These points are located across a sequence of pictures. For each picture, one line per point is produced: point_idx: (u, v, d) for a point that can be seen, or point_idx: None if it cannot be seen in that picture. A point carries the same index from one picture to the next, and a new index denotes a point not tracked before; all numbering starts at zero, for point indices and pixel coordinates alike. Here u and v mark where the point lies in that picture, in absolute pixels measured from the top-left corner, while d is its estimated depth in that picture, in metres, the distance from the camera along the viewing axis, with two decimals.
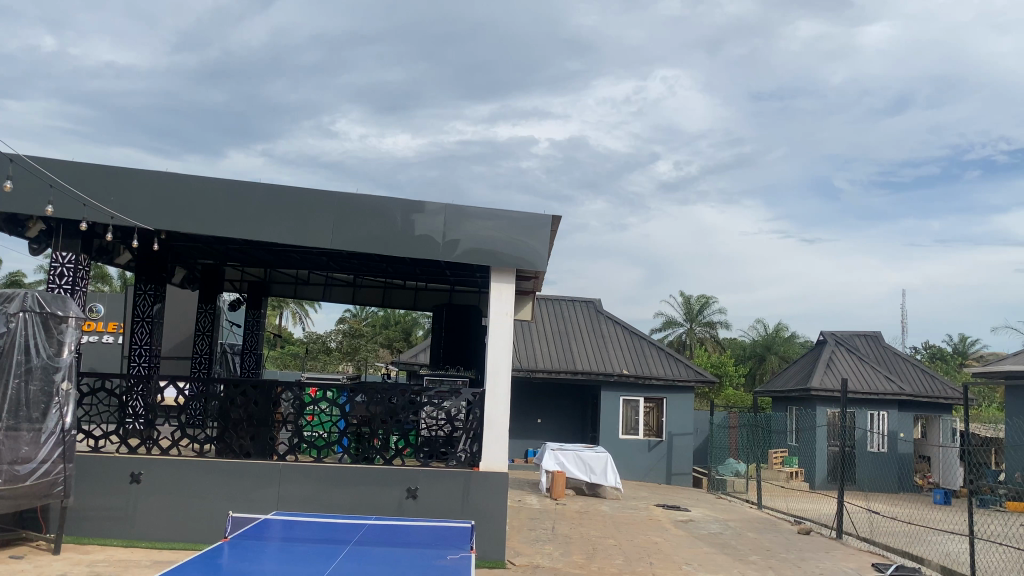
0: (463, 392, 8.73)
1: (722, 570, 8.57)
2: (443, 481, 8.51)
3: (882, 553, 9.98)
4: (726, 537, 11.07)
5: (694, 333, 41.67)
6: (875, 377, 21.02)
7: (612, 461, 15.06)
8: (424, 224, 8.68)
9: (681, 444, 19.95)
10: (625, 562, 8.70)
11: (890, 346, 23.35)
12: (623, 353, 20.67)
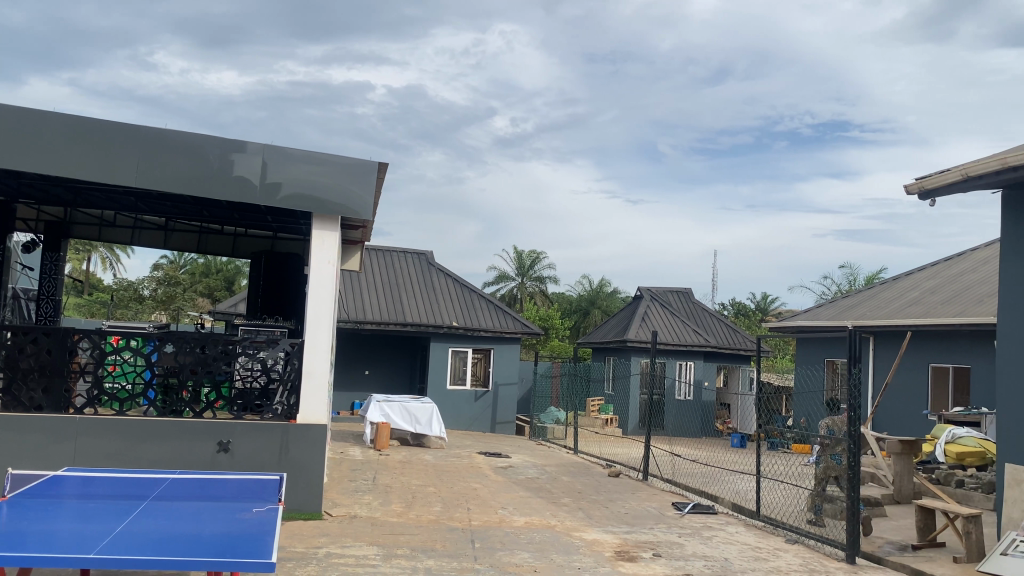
0: (280, 343, 8.44)
1: (537, 514, 8.91)
2: (259, 434, 8.24)
3: (681, 493, 10.77)
4: (542, 481, 11.53)
5: (525, 287, 42.66)
6: (683, 330, 22.45)
7: (436, 411, 15.17)
8: (242, 165, 8.25)
9: (505, 393, 20.51)
10: (443, 509, 8.86)
11: (700, 302, 24.96)
12: (452, 305, 20.79)
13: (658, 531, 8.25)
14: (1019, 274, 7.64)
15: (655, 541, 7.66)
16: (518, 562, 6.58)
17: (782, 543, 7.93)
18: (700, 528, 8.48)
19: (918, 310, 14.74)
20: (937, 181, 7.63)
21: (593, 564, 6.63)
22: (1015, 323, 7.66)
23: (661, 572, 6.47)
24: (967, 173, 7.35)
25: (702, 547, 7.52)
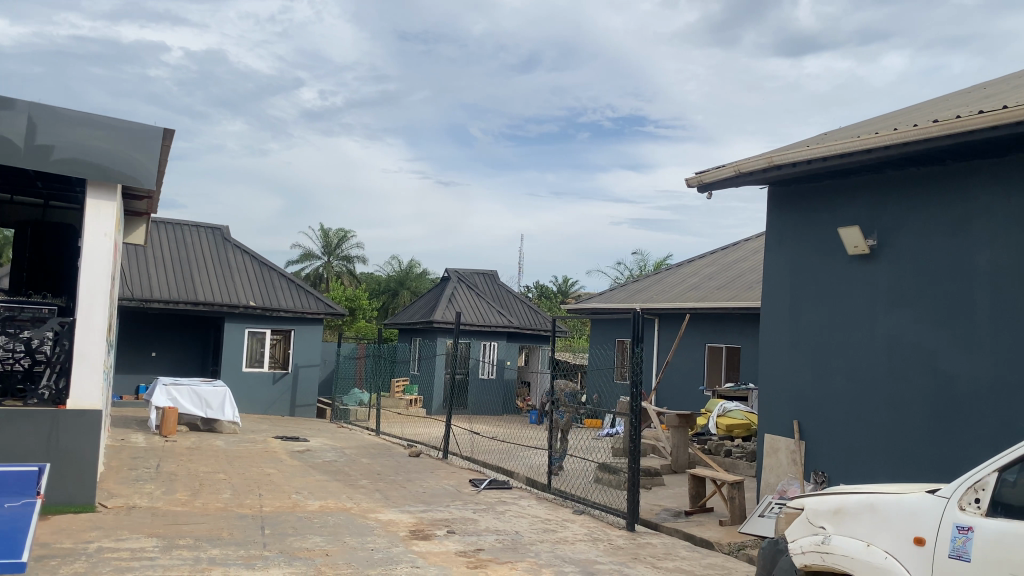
0: (49, 321, 7.69)
1: (332, 497, 8.75)
2: (21, 421, 7.46)
3: (479, 469, 11.02)
4: (340, 463, 11.36)
5: (331, 267, 41.71)
6: (488, 311, 22.89)
7: (229, 395, 14.56)
8: (8, 125, 7.41)
9: (306, 375, 19.99)
10: (232, 496, 8.49)
11: (504, 284, 25.55)
12: (250, 283, 19.89)
13: (453, 508, 8.38)
14: (778, 263, 8.45)
15: (449, 518, 7.78)
16: (309, 547, 6.44)
17: (569, 515, 8.31)
18: (495, 504, 8.72)
19: (699, 294, 15.92)
20: (713, 175, 8.23)
21: (386, 544, 6.61)
22: (774, 307, 8.46)
23: (453, 548, 6.58)
24: (739, 169, 7.98)
25: (495, 522, 7.72)
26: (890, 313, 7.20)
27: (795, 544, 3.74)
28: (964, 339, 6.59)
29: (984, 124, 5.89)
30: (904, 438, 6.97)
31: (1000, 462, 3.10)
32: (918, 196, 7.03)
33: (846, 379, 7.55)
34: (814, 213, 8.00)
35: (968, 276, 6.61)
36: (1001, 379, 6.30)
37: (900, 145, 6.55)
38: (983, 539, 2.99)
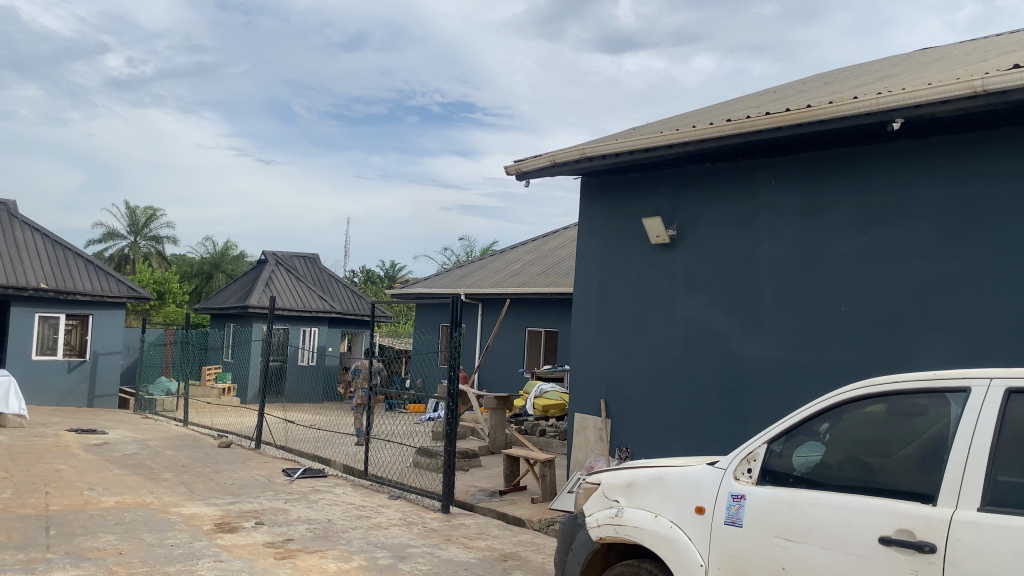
0: None
1: (131, 492, 8.22)
2: None
3: (294, 459, 10.75)
4: (142, 457, 10.69)
5: (138, 247, 39.01)
6: (308, 296, 22.29)
7: (15, 384, 13.27)
8: None
9: (106, 363, 18.65)
10: (13, 495, 7.77)
11: (326, 268, 24.94)
12: (42, 264, 18.20)
13: (264, 499, 8.11)
14: (588, 249, 8.78)
15: (258, 509, 7.52)
16: (100, 546, 6.02)
17: (384, 500, 8.28)
18: (308, 492, 8.53)
19: (519, 280, 16.27)
20: (530, 164, 8.43)
21: (187, 539, 6.30)
22: (583, 292, 8.79)
23: (260, 540, 6.37)
24: (553, 159, 8.22)
25: (306, 511, 7.56)
26: (687, 298, 7.70)
27: (591, 518, 3.92)
28: (750, 322, 7.17)
29: (770, 125, 6.40)
30: (696, 415, 7.49)
31: (768, 435, 3.40)
32: (713, 190, 7.54)
33: (648, 360, 8.00)
34: (621, 203, 8.38)
35: (754, 265, 7.19)
36: (780, 358, 6.92)
37: (698, 141, 6.98)
38: (753, 506, 3.27)
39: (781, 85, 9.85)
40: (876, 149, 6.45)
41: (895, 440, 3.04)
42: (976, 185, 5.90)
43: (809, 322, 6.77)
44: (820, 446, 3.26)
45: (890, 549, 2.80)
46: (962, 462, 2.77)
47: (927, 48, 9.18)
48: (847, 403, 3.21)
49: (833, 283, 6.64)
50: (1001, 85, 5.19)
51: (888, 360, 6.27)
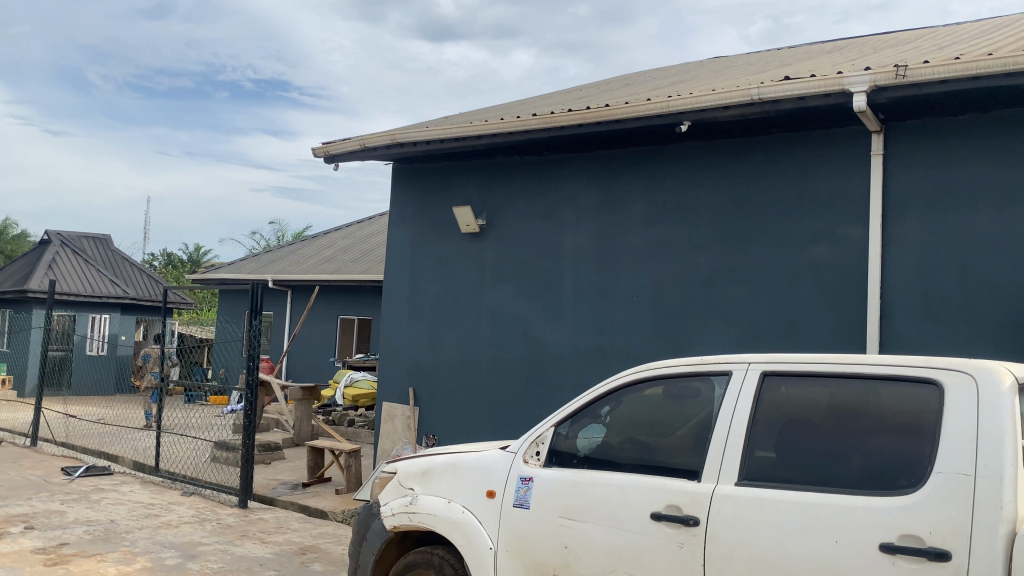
0: None
1: None
2: None
3: (75, 456, 9.93)
4: None
5: None
6: (98, 280, 20.64)
7: None
8: None
9: None
10: None
11: (119, 250, 23.15)
12: None
13: (36, 501, 7.43)
14: (397, 237, 8.69)
15: (28, 513, 6.87)
16: None
17: (176, 497, 7.83)
18: (89, 492, 7.91)
19: (331, 266, 15.90)
20: (339, 147, 8.22)
21: None
22: (391, 279, 8.69)
23: (28, 546, 5.82)
24: (363, 144, 8.06)
25: (86, 512, 7.00)
26: (494, 287, 7.83)
27: (385, 508, 3.90)
28: (553, 311, 7.41)
29: (573, 121, 6.62)
30: (501, 400, 7.65)
31: (555, 419, 3.53)
32: (521, 182, 7.72)
33: (456, 348, 8.06)
34: (431, 191, 8.36)
35: (557, 255, 7.43)
36: (580, 345, 7.21)
37: (506, 133, 7.10)
38: (539, 488, 3.38)
39: (588, 83, 10.23)
40: (668, 148, 6.86)
41: (668, 421, 3.25)
42: (752, 187, 6.43)
43: (606, 310, 7.10)
44: (601, 428, 3.42)
45: (660, 524, 2.98)
46: (723, 440, 3.01)
47: (716, 58, 9.89)
48: (626, 386, 3.39)
49: (628, 274, 7.00)
50: (775, 95, 5.67)
51: (675, 345, 6.70)
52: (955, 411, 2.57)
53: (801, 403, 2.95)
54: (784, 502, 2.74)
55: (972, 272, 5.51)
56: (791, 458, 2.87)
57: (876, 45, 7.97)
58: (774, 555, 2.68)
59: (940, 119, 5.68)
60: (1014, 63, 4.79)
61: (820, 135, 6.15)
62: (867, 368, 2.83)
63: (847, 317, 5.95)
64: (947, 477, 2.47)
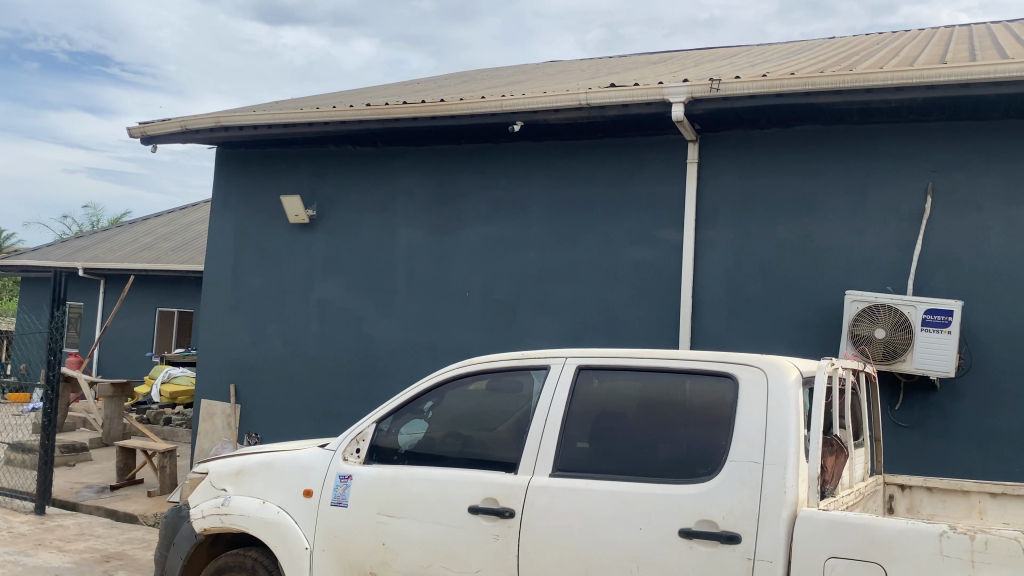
0: None
1: None
2: None
3: None
4: None
5: None
6: None
7: None
8: None
9: None
10: None
11: None
12: None
13: None
14: (220, 225, 8.27)
15: None
16: None
17: None
18: None
19: (150, 254, 14.97)
20: (157, 128, 7.72)
21: None
22: (212, 270, 8.26)
23: None
24: (185, 125, 7.62)
25: None
26: (323, 280, 7.64)
27: (195, 510, 3.70)
28: (384, 305, 7.32)
29: (407, 114, 6.57)
30: (328, 396, 7.48)
31: (377, 415, 3.48)
32: (353, 173, 7.58)
33: (281, 343, 7.79)
34: (259, 178, 8.04)
35: (389, 249, 7.35)
36: (410, 340, 7.17)
37: (339, 123, 6.94)
38: (357, 485, 3.33)
39: (426, 78, 10.19)
40: (500, 146, 6.95)
41: (490, 416, 3.28)
42: (579, 188, 6.63)
43: (436, 305, 7.10)
44: (423, 423, 3.41)
45: (476, 517, 3.01)
46: (540, 433, 3.08)
47: (549, 62, 10.15)
48: (449, 381, 3.39)
49: (460, 270, 7.03)
50: (602, 100, 5.88)
51: (504, 340, 6.81)
52: (747, 403, 2.76)
53: (614, 397, 3.07)
54: (594, 492, 2.84)
55: (773, 275, 5.95)
56: (602, 449, 2.98)
57: (696, 60, 8.46)
58: (584, 544, 2.78)
59: (749, 132, 6.10)
60: (811, 83, 5.23)
61: (641, 142, 6.44)
62: (675, 364, 2.99)
63: (663, 315, 6.26)
64: (740, 464, 2.65)
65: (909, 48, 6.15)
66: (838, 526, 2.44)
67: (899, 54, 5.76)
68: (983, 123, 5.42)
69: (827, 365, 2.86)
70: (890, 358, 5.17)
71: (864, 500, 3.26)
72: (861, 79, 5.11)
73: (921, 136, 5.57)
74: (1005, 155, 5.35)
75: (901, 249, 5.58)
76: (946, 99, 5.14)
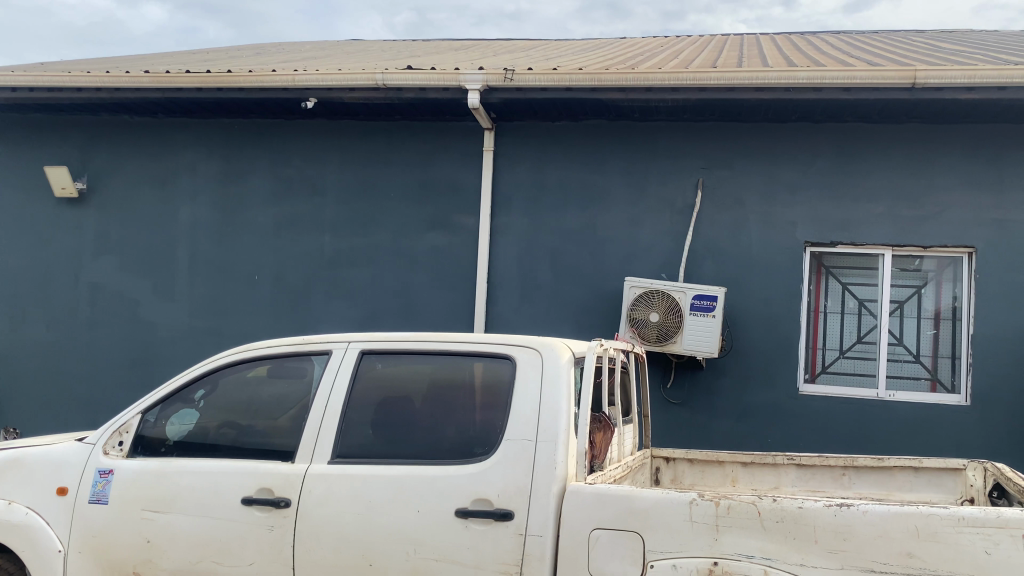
0: None
1: None
2: None
3: None
4: None
5: None
6: None
7: None
8: None
9: None
10: None
11: None
12: None
13: None
14: None
15: None
16: None
17: None
18: None
19: None
20: None
21: None
22: None
23: None
24: None
25: None
26: (94, 261, 7.03)
27: None
28: (164, 288, 6.86)
29: (191, 84, 6.17)
30: (99, 386, 6.91)
31: (143, 405, 3.25)
32: (131, 145, 7.02)
33: (44, 329, 7.08)
34: (19, 146, 7.25)
35: (171, 228, 6.90)
36: (194, 325, 6.77)
37: (112, 89, 6.39)
38: (120, 481, 3.09)
39: (217, 48, 9.63)
40: (294, 124, 6.71)
41: (269, 404, 3.16)
42: (375, 171, 6.54)
43: (222, 288, 6.75)
44: (194, 413, 3.23)
45: (250, 508, 2.90)
46: (319, 420, 3.01)
47: (350, 41, 9.95)
48: (224, 368, 3.22)
49: (248, 252, 6.73)
50: (398, 82, 5.82)
51: (295, 325, 6.60)
52: (523, 384, 2.85)
53: (396, 381, 3.06)
54: (374, 476, 2.81)
55: (562, 262, 6.18)
56: (381, 434, 2.96)
57: (494, 50, 8.61)
58: (361, 531, 2.75)
59: (541, 122, 6.29)
60: (598, 78, 5.46)
61: (438, 127, 6.47)
62: (457, 347, 3.02)
63: (458, 299, 6.34)
64: (514, 443, 2.73)
65: (688, 52, 6.60)
66: (602, 498, 2.57)
67: (677, 57, 6.16)
68: (748, 125, 5.92)
69: (597, 346, 3.01)
70: (664, 340, 5.54)
71: (631, 473, 3.47)
72: (643, 78, 5.41)
73: (696, 134, 6.00)
74: (766, 155, 5.87)
75: (676, 240, 5.98)
76: (717, 101, 5.56)
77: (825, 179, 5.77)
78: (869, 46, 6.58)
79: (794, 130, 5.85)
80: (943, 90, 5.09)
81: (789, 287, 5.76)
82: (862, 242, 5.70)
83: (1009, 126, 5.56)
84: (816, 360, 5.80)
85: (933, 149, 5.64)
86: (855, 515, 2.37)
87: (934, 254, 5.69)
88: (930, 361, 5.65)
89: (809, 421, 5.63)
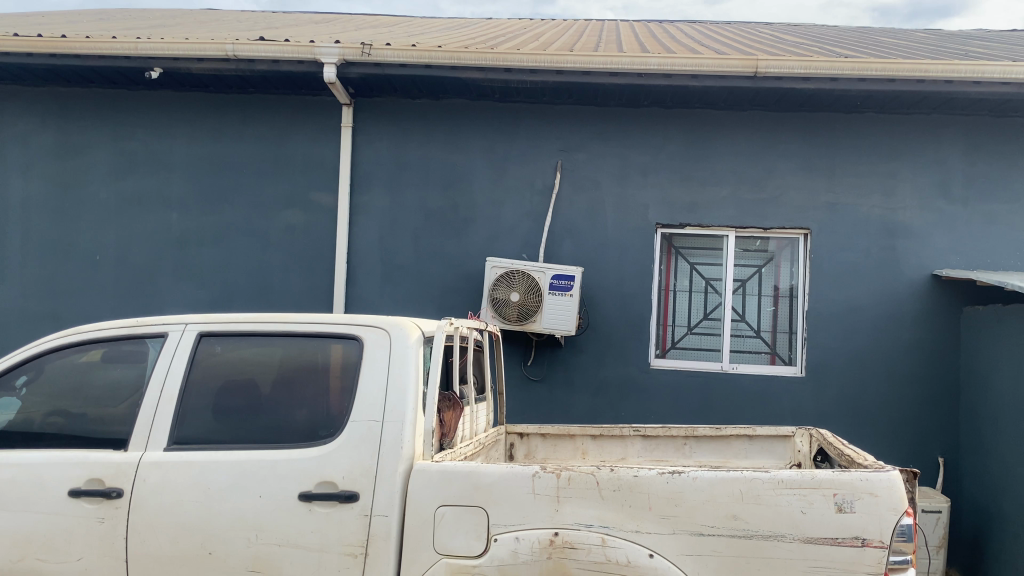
0: None
1: None
2: None
3: None
4: None
5: None
6: None
7: None
8: None
9: None
10: None
11: None
12: None
13: None
14: None
15: None
16: None
17: None
18: None
19: None
20: None
21: None
22: None
23: None
24: None
25: None
26: None
27: None
28: None
29: (19, 48, 5.71)
30: None
31: None
32: None
33: None
34: None
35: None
36: (27, 308, 6.31)
37: None
38: None
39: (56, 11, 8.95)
40: (138, 95, 6.34)
41: (99, 390, 2.98)
42: (227, 146, 6.28)
43: (60, 269, 6.32)
44: (16, 401, 3.01)
45: (79, 500, 2.74)
46: (154, 405, 2.87)
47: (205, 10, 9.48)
48: (49, 353, 3.02)
49: (88, 229, 6.32)
50: (249, 54, 5.60)
51: (141, 307, 6.26)
52: (369, 364, 2.82)
53: (238, 363, 2.96)
54: (213, 462, 2.72)
55: (423, 241, 6.15)
56: (222, 418, 2.87)
57: (356, 24, 8.42)
58: (198, 519, 2.65)
59: (400, 100, 6.21)
60: (457, 57, 5.44)
61: (294, 102, 6.27)
62: (302, 328, 2.96)
63: (316, 279, 6.19)
64: (360, 424, 2.71)
65: (547, 33, 6.67)
66: (447, 475, 2.58)
67: (536, 38, 6.23)
68: (604, 108, 6.06)
69: (446, 324, 3.02)
70: (523, 319, 5.62)
71: (484, 449, 3.50)
72: (501, 58, 5.43)
73: (554, 116, 6.09)
74: (621, 138, 6.04)
75: (535, 220, 6.07)
76: (573, 84, 5.65)
77: (676, 163, 5.99)
78: (719, 36, 6.86)
79: (648, 114, 6.03)
80: (783, 79, 5.39)
81: (642, 266, 5.96)
82: (709, 223, 5.96)
83: (841, 116, 5.94)
84: (667, 336, 6.07)
85: (773, 136, 5.96)
86: (685, 482, 2.49)
87: (775, 235, 6.02)
88: (770, 335, 6.01)
89: (660, 395, 5.87)
